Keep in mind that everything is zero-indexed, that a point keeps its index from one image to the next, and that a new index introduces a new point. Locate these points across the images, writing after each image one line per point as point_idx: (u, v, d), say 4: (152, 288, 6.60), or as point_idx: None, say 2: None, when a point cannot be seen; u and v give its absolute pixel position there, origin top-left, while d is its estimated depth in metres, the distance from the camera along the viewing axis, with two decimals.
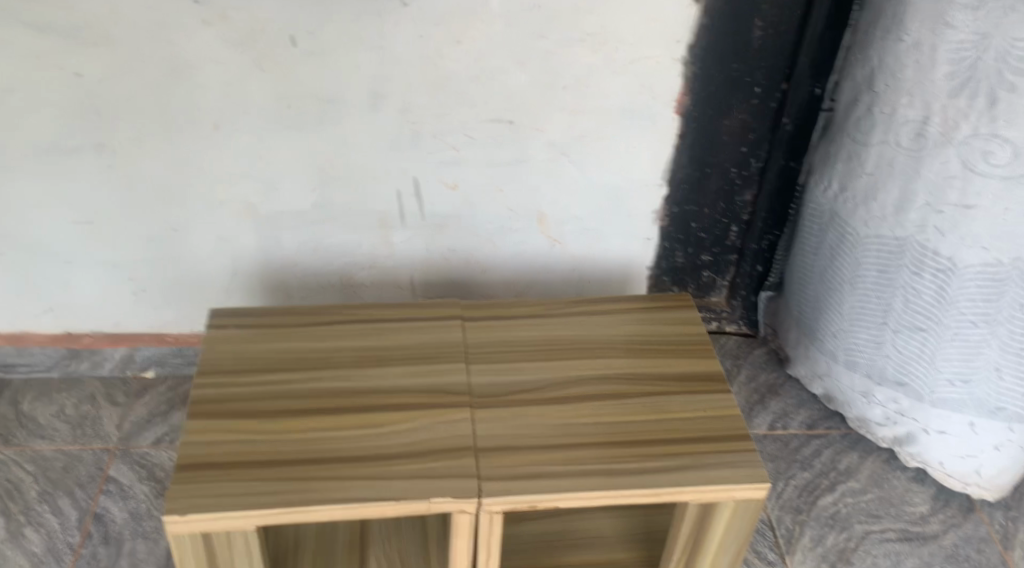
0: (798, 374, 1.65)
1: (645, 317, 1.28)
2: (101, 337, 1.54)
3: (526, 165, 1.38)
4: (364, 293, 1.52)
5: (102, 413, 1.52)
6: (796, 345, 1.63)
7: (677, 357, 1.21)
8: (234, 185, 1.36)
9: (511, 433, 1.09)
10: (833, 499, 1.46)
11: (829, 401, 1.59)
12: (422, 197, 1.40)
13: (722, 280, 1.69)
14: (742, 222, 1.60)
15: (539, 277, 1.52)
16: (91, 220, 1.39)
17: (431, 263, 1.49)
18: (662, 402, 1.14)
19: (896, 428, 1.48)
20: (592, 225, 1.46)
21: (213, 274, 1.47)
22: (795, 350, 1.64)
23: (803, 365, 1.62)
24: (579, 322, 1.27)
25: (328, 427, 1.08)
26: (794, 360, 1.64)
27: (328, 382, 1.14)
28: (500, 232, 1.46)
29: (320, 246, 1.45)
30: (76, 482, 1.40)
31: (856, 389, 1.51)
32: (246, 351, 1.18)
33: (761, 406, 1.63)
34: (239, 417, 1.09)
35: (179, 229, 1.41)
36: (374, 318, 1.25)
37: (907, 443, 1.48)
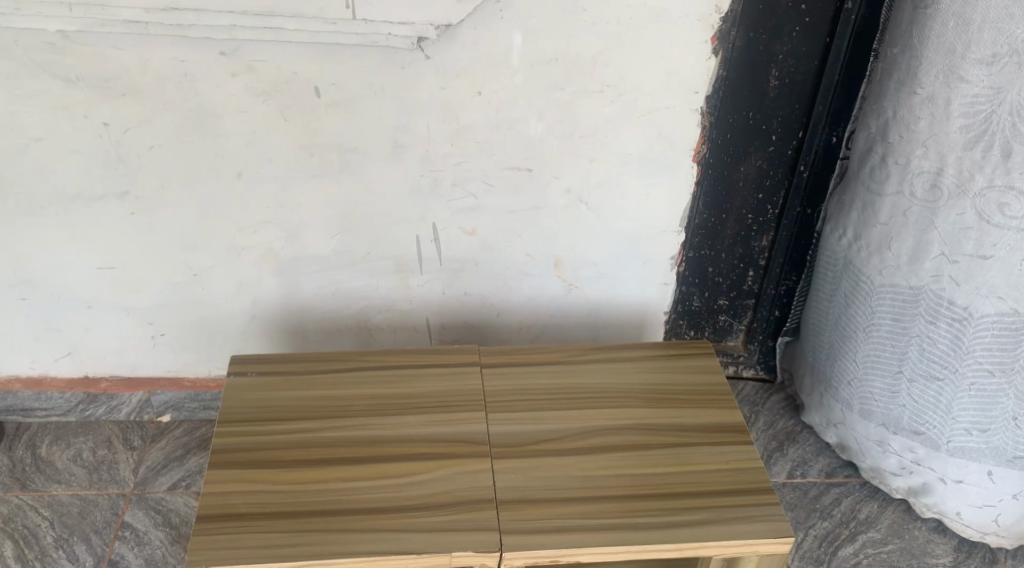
0: (813, 421, 1.63)
1: (664, 365, 1.28)
2: (119, 381, 1.54)
3: (544, 212, 1.38)
4: (381, 338, 1.53)
5: (119, 458, 1.52)
6: (812, 392, 1.62)
7: (697, 407, 1.21)
8: (254, 231, 1.37)
9: (532, 485, 1.08)
10: (854, 549, 1.44)
11: (844, 449, 1.57)
12: (440, 243, 1.41)
13: (738, 325, 1.69)
14: (759, 267, 1.60)
15: (556, 322, 1.52)
16: (113, 265, 1.40)
17: (449, 308, 1.49)
18: (682, 453, 1.14)
19: (911, 478, 1.47)
20: (609, 271, 1.46)
21: (232, 319, 1.48)
22: (810, 397, 1.63)
23: (818, 412, 1.61)
24: (598, 371, 1.26)
25: (349, 477, 1.08)
26: (809, 408, 1.63)
27: (349, 431, 1.14)
28: (517, 278, 1.46)
29: (338, 291, 1.46)
30: (92, 528, 1.40)
31: (871, 438, 1.50)
32: (267, 399, 1.18)
33: (779, 453, 1.62)
34: (259, 466, 1.09)
35: (199, 274, 1.42)
36: (393, 365, 1.25)
37: (923, 493, 1.46)
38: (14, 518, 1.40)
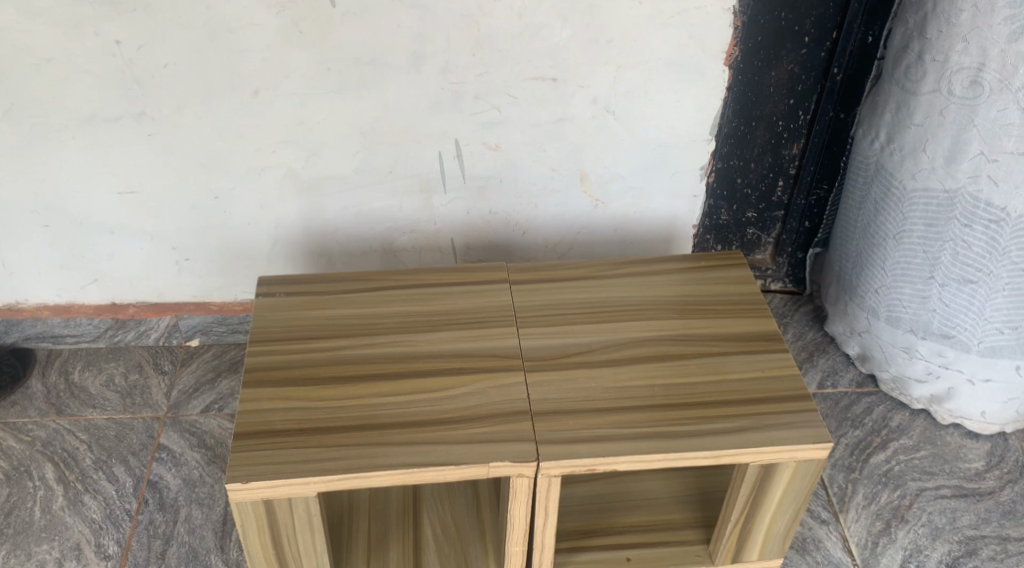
0: (835, 331, 1.62)
1: (695, 277, 1.26)
2: (146, 307, 1.54)
3: (569, 124, 1.35)
4: (406, 259, 1.51)
5: (151, 382, 1.53)
6: (837, 302, 1.60)
7: (731, 317, 1.19)
8: (275, 150, 1.34)
9: (566, 397, 1.08)
10: (886, 456, 1.44)
11: (865, 360, 1.56)
12: (463, 159, 1.38)
13: (768, 237, 1.66)
14: (789, 176, 1.57)
15: (583, 239, 1.50)
16: (134, 190, 1.38)
17: (474, 227, 1.47)
18: (717, 362, 1.13)
19: (934, 385, 1.47)
20: (636, 184, 1.43)
21: (255, 242, 1.47)
22: (834, 307, 1.61)
23: (842, 322, 1.59)
24: (629, 284, 1.25)
25: (383, 394, 1.08)
26: (833, 317, 1.62)
27: (380, 348, 1.13)
28: (543, 194, 1.43)
29: (362, 211, 1.43)
30: (129, 450, 1.41)
31: (897, 344, 1.48)
32: (296, 319, 1.17)
33: (809, 363, 1.61)
34: (293, 384, 1.08)
35: (221, 197, 1.40)
36: (422, 283, 1.24)
37: (946, 399, 1.47)
38: (52, 442, 1.42)
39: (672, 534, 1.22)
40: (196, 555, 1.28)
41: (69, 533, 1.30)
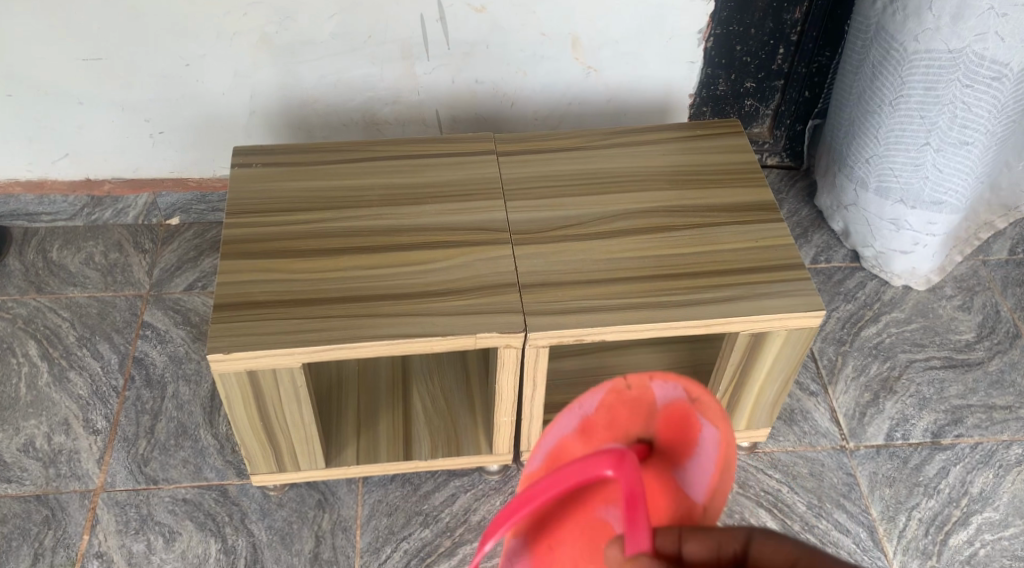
0: (824, 206, 1.59)
1: (690, 146, 1.21)
2: (123, 184, 1.49)
3: None
4: (389, 132, 1.46)
5: (132, 260, 1.49)
6: (828, 175, 1.57)
7: (727, 188, 1.15)
8: (246, 13, 1.26)
9: (556, 269, 1.05)
10: (877, 329, 1.43)
11: (850, 236, 1.54)
12: (447, 22, 1.30)
13: (766, 109, 1.62)
14: (790, 44, 1.51)
15: (575, 110, 1.43)
16: (100, 56, 1.31)
17: (460, 97, 1.41)
18: (711, 232, 1.09)
19: (917, 255, 1.47)
20: (630, 50, 1.35)
21: (232, 114, 1.41)
22: (825, 180, 1.58)
23: (831, 195, 1.56)
24: (621, 153, 1.20)
25: (368, 267, 1.04)
26: (822, 190, 1.59)
27: (364, 222, 1.10)
28: (532, 60, 1.36)
29: (341, 80, 1.37)
30: (113, 327, 1.40)
31: (885, 217, 1.46)
32: (275, 191, 1.13)
33: (803, 239, 1.58)
34: (273, 257, 1.05)
35: (192, 64, 1.33)
36: (406, 153, 1.19)
37: (926, 265, 1.48)
38: (34, 319, 1.40)
39: None
40: (185, 430, 1.27)
41: (56, 409, 1.29)
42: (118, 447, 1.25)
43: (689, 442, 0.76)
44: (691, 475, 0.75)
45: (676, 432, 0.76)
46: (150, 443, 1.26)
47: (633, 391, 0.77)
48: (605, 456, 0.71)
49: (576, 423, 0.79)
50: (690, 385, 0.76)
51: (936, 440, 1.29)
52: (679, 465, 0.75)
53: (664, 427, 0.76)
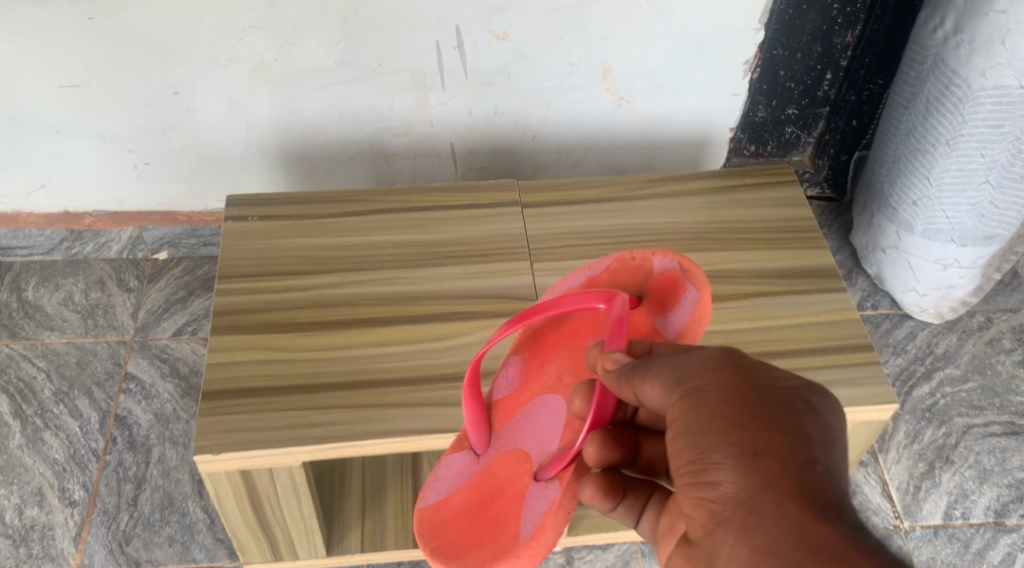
0: (860, 245, 1.45)
1: (739, 198, 1.08)
2: (105, 218, 1.36)
3: (593, 9, 1.11)
4: (399, 165, 1.33)
5: (115, 301, 1.36)
6: (865, 214, 1.42)
7: (780, 250, 1.02)
8: (242, 38, 1.13)
9: None
10: (930, 389, 1.31)
11: (887, 280, 1.41)
12: (465, 50, 1.16)
13: (808, 138, 1.47)
14: (839, 69, 1.37)
15: (603, 143, 1.30)
16: (78, 82, 1.18)
17: (476, 129, 1.27)
18: (765, 305, 0.97)
19: (960, 291, 1.36)
20: (667, 81, 1.21)
21: (225, 145, 1.27)
22: (861, 218, 1.44)
23: (867, 236, 1.42)
24: (660, 205, 1.07)
25: (377, 345, 0.92)
26: (859, 229, 1.45)
27: (372, 288, 0.97)
28: (559, 92, 1.22)
29: (346, 110, 1.23)
30: (93, 380, 1.27)
31: (930, 259, 1.32)
32: (273, 250, 0.99)
33: (847, 282, 1.45)
34: (270, 332, 0.92)
35: (181, 93, 1.20)
36: (420, 204, 1.06)
37: (967, 297, 1.38)
38: (6, 369, 1.27)
39: None
40: (172, 502, 1.15)
41: (29, 476, 1.17)
42: (97, 523, 1.13)
43: (677, 299, 0.83)
44: (670, 323, 0.82)
45: (667, 292, 0.84)
46: (133, 518, 1.14)
47: (635, 262, 0.87)
48: (602, 291, 0.81)
49: (584, 280, 0.90)
50: (684, 262, 0.85)
51: (1000, 521, 1.17)
52: (661, 318, 0.82)
53: (655, 290, 0.85)
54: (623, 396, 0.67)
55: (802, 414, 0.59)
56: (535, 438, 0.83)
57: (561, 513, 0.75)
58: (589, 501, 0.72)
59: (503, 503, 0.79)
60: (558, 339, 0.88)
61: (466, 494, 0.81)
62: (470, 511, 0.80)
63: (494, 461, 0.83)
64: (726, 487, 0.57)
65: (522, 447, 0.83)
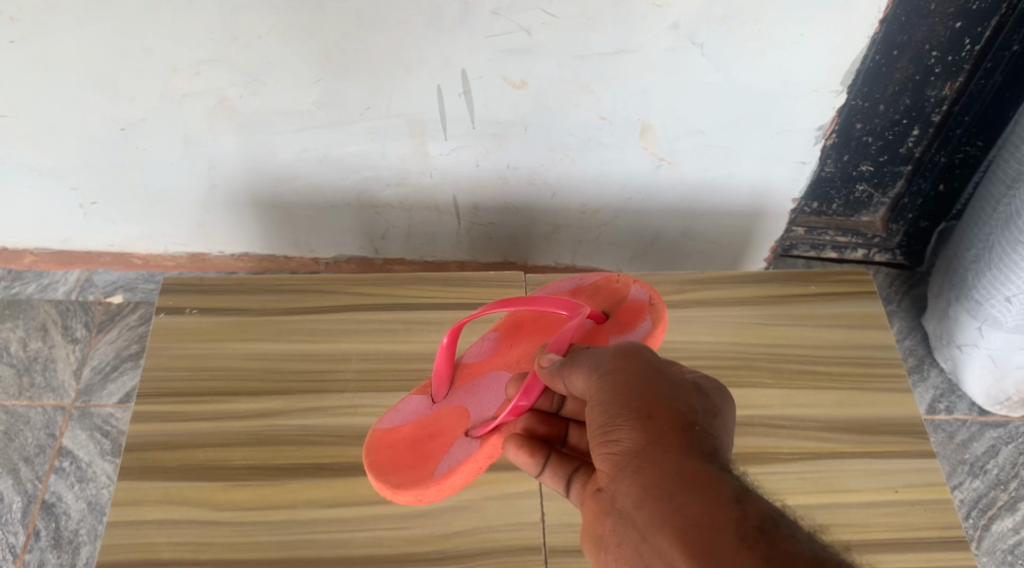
0: (931, 332, 1.21)
1: (802, 311, 0.85)
2: (48, 257, 1.19)
3: (633, 57, 0.88)
4: (391, 218, 1.11)
5: (57, 354, 1.17)
6: (942, 298, 1.18)
7: (853, 391, 0.80)
8: (198, 72, 0.91)
9: None
10: (1015, 524, 1.10)
11: (962, 375, 1.17)
12: (473, 98, 0.94)
13: (882, 197, 1.22)
14: (929, 124, 1.12)
15: (636, 205, 1.07)
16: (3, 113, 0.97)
17: (485, 183, 1.05)
18: (827, 471, 0.76)
19: None
20: (720, 142, 0.98)
21: (184, 188, 1.07)
22: (936, 302, 1.19)
23: (943, 325, 1.18)
24: (703, 316, 0.84)
25: (329, 503, 0.72)
26: (932, 314, 1.21)
27: (330, 418, 0.76)
28: (586, 149, 1.00)
29: (328, 157, 1.02)
30: (21, 456, 1.09)
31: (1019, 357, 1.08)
32: (210, 358, 0.79)
33: (916, 376, 1.22)
34: (194, 478, 0.73)
35: (128, 130, 0.99)
36: (400, 297, 0.84)
37: None
38: None
39: None
40: None
41: None
42: None
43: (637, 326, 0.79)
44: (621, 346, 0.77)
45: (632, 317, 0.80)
46: None
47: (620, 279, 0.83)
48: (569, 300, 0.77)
49: (572, 286, 0.83)
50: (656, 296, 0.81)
51: None
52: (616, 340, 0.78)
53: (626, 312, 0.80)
54: (555, 390, 0.71)
55: (693, 394, 0.64)
56: (481, 399, 0.76)
57: (473, 465, 0.72)
58: (510, 458, 0.70)
59: (432, 447, 0.73)
60: (534, 321, 0.81)
61: (402, 426, 0.75)
62: (400, 446, 0.73)
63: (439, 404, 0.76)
64: (624, 441, 0.61)
65: (466, 400, 0.77)
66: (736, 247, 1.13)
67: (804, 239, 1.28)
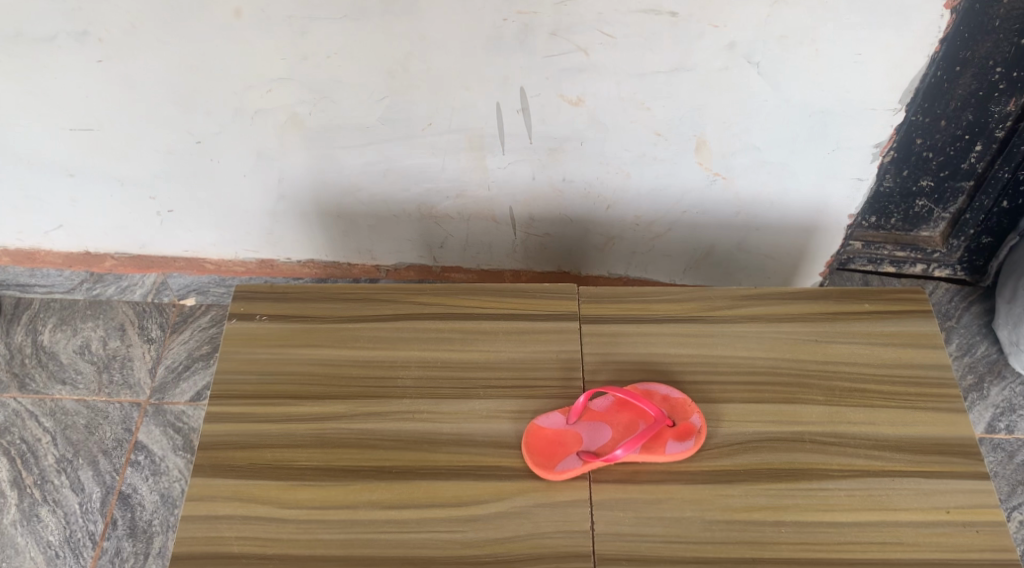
0: (1004, 339, 1.21)
1: (853, 330, 0.86)
2: (127, 260, 1.23)
3: (690, 76, 0.90)
4: (450, 229, 1.15)
5: (133, 353, 1.24)
6: (1016, 302, 1.18)
7: (906, 411, 0.80)
8: (271, 89, 0.96)
9: (650, 533, 0.74)
10: None
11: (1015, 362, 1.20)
12: (532, 114, 0.96)
13: (943, 213, 1.21)
14: (993, 141, 1.11)
15: (691, 217, 1.09)
16: (90, 126, 1.03)
17: (541, 194, 1.08)
18: (877, 488, 0.76)
19: None
20: (775, 159, 0.99)
21: (256, 198, 1.12)
22: (1009, 308, 1.20)
23: (1017, 329, 1.18)
24: (754, 331, 0.86)
25: (386, 505, 0.75)
26: (1003, 320, 1.21)
27: (389, 423, 0.80)
28: (642, 164, 1.02)
29: (390, 169, 1.06)
30: (100, 449, 1.15)
31: None
32: (276, 363, 0.83)
33: (975, 393, 1.21)
34: (260, 477, 0.77)
35: (204, 142, 1.04)
36: (457, 308, 0.87)
37: None
38: (10, 428, 1.16)
39: None
40: None
41: (19, 560, 1.06)
42: None
43: None
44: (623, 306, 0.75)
45: None
46: None
47: None
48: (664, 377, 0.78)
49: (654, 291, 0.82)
50: None
51: None
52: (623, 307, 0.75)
53: None
54: None
55: None
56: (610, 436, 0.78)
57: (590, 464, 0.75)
58: None
59: (564, 453, 0.77)
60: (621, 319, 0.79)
61: (544, 426, 0.78)
62: (538, 442, 0.77)
63: (575, 417, 0.78)
64: None
65: (604, 427, 0.79)
66: (792, 262, 1.13)
67: (861, 253, 1.27)
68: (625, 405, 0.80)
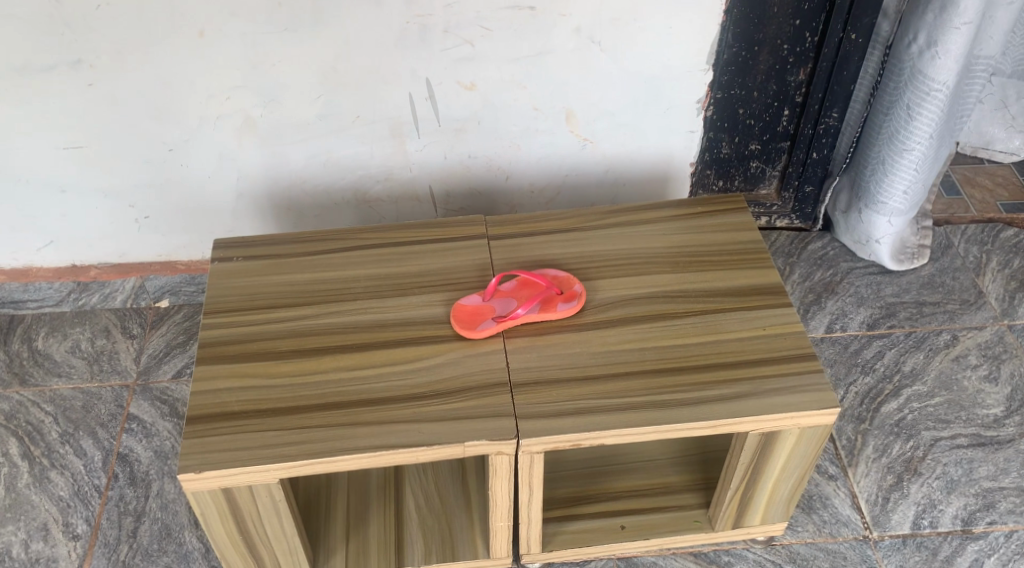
0: (849, 241, 1.58)
1: (691, 225, 1.15)
2: (109, 268, 1.46)
3: (551, 58, 1.21)
4: (383, 211, 1.41)
5: (119, 347, 1.44)
6: (850, 211, 1.55)
7: (732, 270, 1.09)
8: (229, 96, 1.23)
9: (550, 364, 0.99)
10: (898, 405, 1.35)
11: (860, 252, 1.57)
12: (437, 100, 1.25)
13: (772, 171, 1.49)
14: (796, 105, 1.38)
15: (571, 181, 1.38)
16: (80, 144, 1.28)
17: (452, 171, 1.36)
18: (714, 319, 1.03)
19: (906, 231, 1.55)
20: (627, 121, 1.30)
21: (219, 197, 1.37)
22: (846, 217, 1.57)
23: (856, 230, 1.55)
24: (618, 233, 1.14)
25: (351, 367, 0.98)
26: (844, 228, 1.58)
27: (348, 316, 1.04)
28: (527, 136, 1.31)
29: (330, 160, 1.32)
30: (97, 422, 1.34)
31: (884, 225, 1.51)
32: (255, 287, 1.08)
33: (816, 307, 1.50)
34: (251, 360, 1.00)
35: (175, 149, 1.29)
36: (393, 240, 1.14)
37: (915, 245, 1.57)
38: (16, 415, 1.35)
39: (670, 498, 1.16)
40: (169, 532, 1.22)
41: (35, 512, 1.24)
42: (98, 554, 1.19)
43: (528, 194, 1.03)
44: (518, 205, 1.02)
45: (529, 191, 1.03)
46: (132, 549, 1.19)
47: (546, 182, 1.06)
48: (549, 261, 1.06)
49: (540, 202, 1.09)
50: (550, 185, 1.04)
51: (967, 528, 1.20)
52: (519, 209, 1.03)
53: None
54: None
55: None
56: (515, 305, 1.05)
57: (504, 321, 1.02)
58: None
59: (483, 319, 1.02)
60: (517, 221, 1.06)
61: (466, 304, 1.04)
62: (463, 314, 1.03)
63: (489, 295, 1.05)
64: None
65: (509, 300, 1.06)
66: None
67: None
68: (523, 285, 1.07)
